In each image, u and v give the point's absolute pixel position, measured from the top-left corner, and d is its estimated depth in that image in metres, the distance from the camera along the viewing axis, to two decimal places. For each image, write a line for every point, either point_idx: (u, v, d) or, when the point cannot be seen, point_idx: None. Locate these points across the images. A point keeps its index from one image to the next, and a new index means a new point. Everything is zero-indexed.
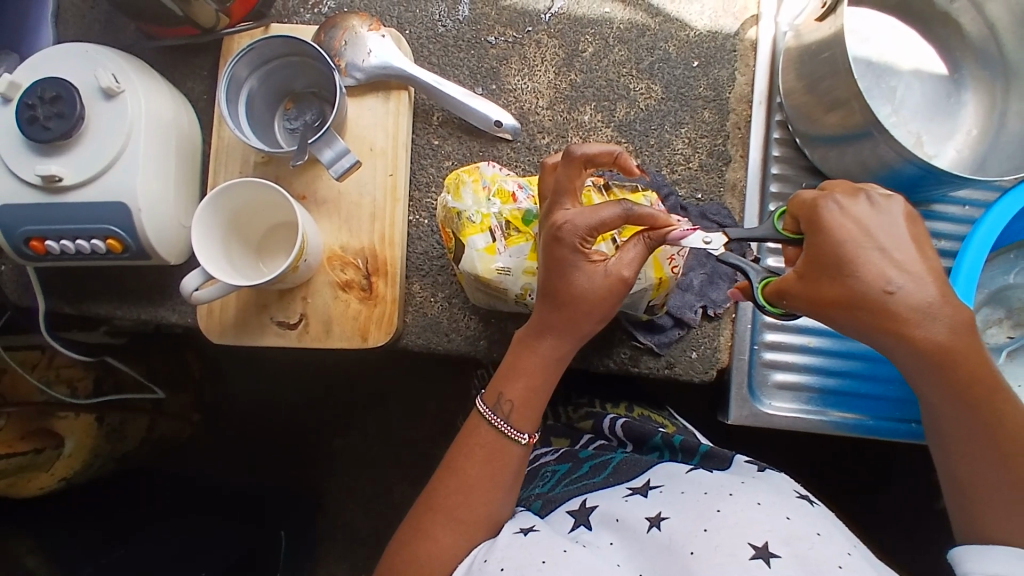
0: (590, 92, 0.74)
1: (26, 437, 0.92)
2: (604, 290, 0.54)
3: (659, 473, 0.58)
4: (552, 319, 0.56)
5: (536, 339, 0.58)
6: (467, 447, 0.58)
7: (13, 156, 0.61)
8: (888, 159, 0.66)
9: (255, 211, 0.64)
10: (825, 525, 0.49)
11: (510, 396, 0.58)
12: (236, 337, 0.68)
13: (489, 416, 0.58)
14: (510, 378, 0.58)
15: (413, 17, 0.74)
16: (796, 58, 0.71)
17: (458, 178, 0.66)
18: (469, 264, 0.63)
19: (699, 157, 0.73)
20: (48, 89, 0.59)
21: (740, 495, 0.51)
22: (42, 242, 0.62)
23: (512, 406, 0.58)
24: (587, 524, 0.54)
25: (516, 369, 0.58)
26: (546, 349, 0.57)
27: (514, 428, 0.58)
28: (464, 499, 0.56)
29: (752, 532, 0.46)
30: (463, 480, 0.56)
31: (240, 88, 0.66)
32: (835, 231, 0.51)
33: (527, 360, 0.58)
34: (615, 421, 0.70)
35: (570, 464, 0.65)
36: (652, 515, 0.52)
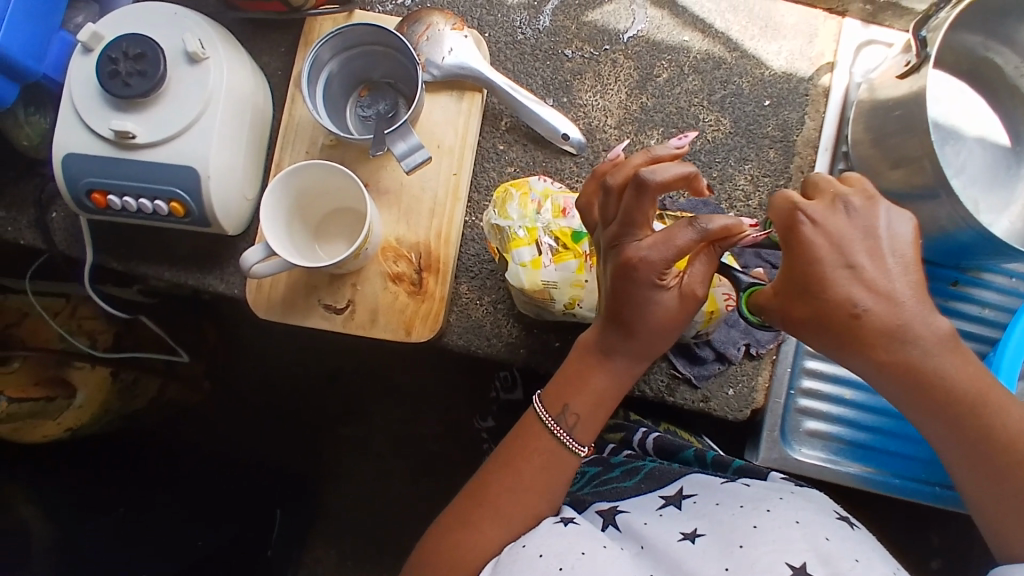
0: (659, 117, 0.74)
1: (40, 384, 0.93)
2: (683, 311, 0.54)
3: (693, 480, 0.59)
4: (625, 342, 0.56)
5: (606, 359, 0.57)
6: (524, 446, 0.58)
7: (88, 108, 0.61)
8: (946, 223, 0.66)
9: (322, 191, 0.64)
10: (866, 552, 0.49)
11: (576, 409, 0.58)
12: (282, 315, 0.67)
13: (552, 425, 0.58)
14: (574, 390, 0.58)
15: (493, 21, 0.75)
16: (868, 111, 0.71)
17: (504, 194, 0.67)
18: (516, 278, 0.64)
19: (760, 196, 0.73)
20: (132, 45, 0.59)
21: (778, 512, 0.51)
22: (105, 196, 0.62)
23: (579, 419, 0.57)
24: (615, 525, 0.56)
25: (584, 383, 0.58)
26: (617, 368, 0.57)
27: (576, 440, 0.58)
28: (517, 497, 0.56)
29: (791, 552, 0.47)
30: (516, 479, 0.56)
31: (320, 70, 0.66)
32: (807, 248, 0.50)
33: (594, 377, 0.58)
34: (648, 435, 0.72)
35: (598, 467, 0.67)
36: (687, 529, 0.53)
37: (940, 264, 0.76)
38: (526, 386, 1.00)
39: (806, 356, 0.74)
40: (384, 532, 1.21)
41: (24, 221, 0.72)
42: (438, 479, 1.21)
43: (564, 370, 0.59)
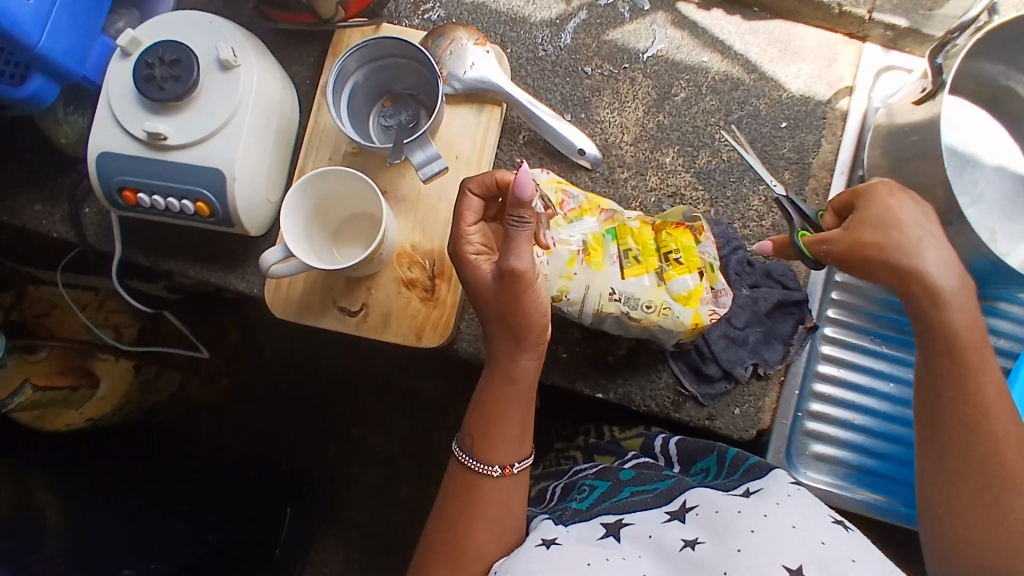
0: (675, 135, 0.75)
1: (66, 373, 0.95)
2: (533, 289, 0.56)
3: (694, 494, 0.58)
4: (511, 344, 0.58)
5: (500, 368, 0.59)
6: (465, 491, 0.58)
7: (124, 109, 0.63)
8: (962, 250, 0.66)
9: (339, 199, 0.66)
10: (863, 550, 0.49)
11: (469, 430, 0.60)
12: (298, 316, 0.69)
13: (462, 456, 0.60)
14: (482, 419, 0.59)
15: (515, 37, 0.76)
16: (885, 137, 0.72)
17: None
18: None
19: (773, 217, 0.73)
20: (168, 52, 0.62)
21: (775, 517, 0.51)
22: (135, 193, 0.65)
23: (472, 439, 0.59)
24: (616, 536, 0.54)
25: (489, 404, 0.59)
26: (513, 370, 0.59)
27: (482, 462, 0.59)
28: (465, 531, 0.56)
29: (787, 554, 0.47)
30: (455, 515, 0.58)
31: (345, 80, 0.68)
32: (877, 212, 0.58)
33: (495, 389, 0.59)
34: (668, 441, 0.72)
35: (609, 482, 0.66)
36: (687, 537, 0.52)
37: None
38: None
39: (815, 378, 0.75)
40: (389, 536, 1.22)
41: (58, 215, 0.75)
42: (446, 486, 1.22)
43: (472, 404, 0.60)
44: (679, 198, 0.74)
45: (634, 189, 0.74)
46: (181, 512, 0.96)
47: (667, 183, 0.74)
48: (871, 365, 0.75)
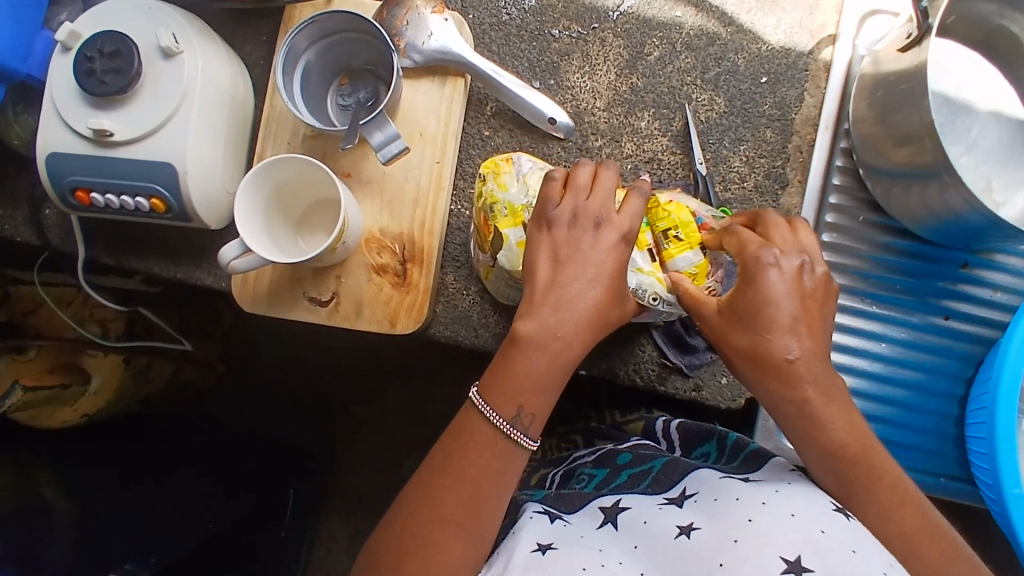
0: (650, 97, 0.71)
1: (55, 371, 0.95)
2: (619, 275, 0.55)
3: (693, 479, 0.56)
4: (568, 318, 0.54)
5: (546, 338, 0.54)
6: (466, 453, 0.54)
7: (67, 106, 0.61)
8: (954, 205, 0.63)
9: (299, 187, 0.64)
10: (860, 537, 0.47)
11: (530, 409, 0.54)
12: (268, 308, 0.67)
13: (501, 424, 0.53)
14: (505, 380, 0.54)
15: (477, 2, 0.72)
16: (871, 86, 0.68)
17: (490, 169, 0.63)
18: (508, 260, 0.61)
19: (756, 177, 0.70)
20: (107, 42, 0.59)
21: (773, 504, 0.49)
22: (88, 193, 0.62)
23: (533, 419, 0.54)
24: (614, 523, 0.54)
25: (528, 375, 0.54)
26: (562, 352, 0.54)
27: (527, 437, 0.54)
28: (471, 491, 0.52)
29: (785, 545, 0.45)
30: (460, 473, 0.53)
31: (297, 59, 0.65)
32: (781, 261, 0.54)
33: (543, 366, 0.54)
34: (670, 424, 0.70)
35: (607, 469, 0.64)
36: (683, 523, 0.51)
37: (948, 247, 0.73)
38: None
39: None
40: (393, 512, 1.23)
41: (19, 218, 0.73)
42: None
43: (499, 361, 0.55)
44: (656, 164, 0.70)
45: (609, 157, 0.71)
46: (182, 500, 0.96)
47: (643, 149, 0.71)
48: (863, 327, 0.74)
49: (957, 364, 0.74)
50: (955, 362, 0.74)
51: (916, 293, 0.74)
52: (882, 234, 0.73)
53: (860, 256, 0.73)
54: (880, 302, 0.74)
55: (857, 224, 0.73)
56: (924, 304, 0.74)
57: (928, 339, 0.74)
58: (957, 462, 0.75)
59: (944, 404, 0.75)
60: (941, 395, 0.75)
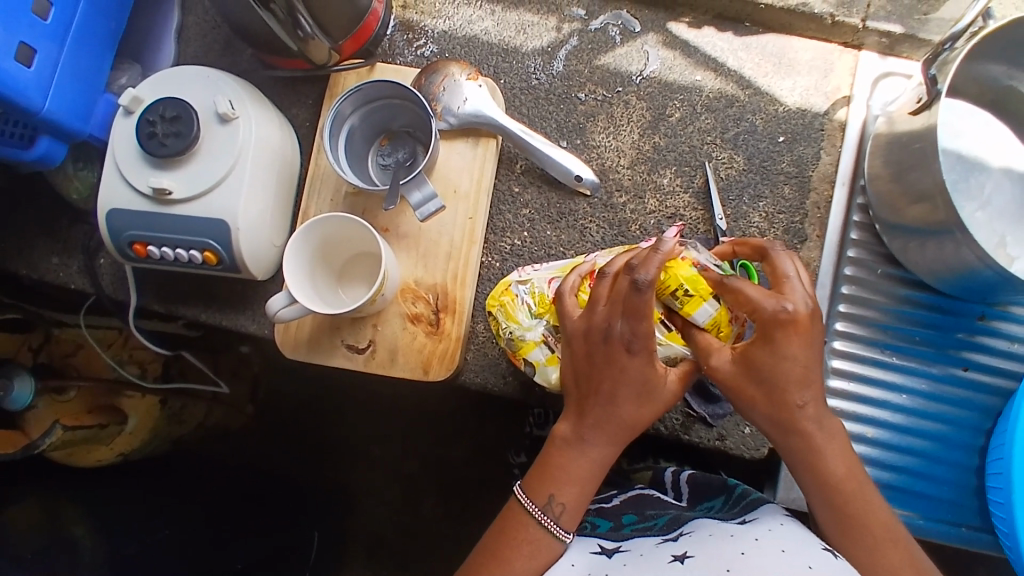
0: (672, 156, 0.75)
1: (94, 412, 0.98)
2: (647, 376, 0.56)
3: (692, 525, 0.58)
4: (597, 421, 0.57)
5: (578, 440, 0.58)
6: (507, 533, 0.57)
7: (128, 166, 0.65)
8: (968, 260, 0.65)
9: (341, 242, 0.68)
10: (845, 570, 0.48)
11: (562, 499, 0.57)
12: (307, 355, 0.71)
13: (538, 515, 0.56)
14: (545, 471, 0.58)
15: (508, 68, 0.77)
16: (885, 145, 0.71)
17: (496, 306, 0.67)
18: (544, 378, 0.65)
19: (775, 232, 0.73)
20: (169, 108, 0.64)
21: (764, 540, 0.52)
22: (145, 247, 0.67)
23: (565, 509, 0.56)
24: (609, 554, 0.56)
25: (561, 471, 0.57)
26: (593, 452, 0.57)
27: (562, 527, 0.56)
28: (509, 567, 0.55)
29: (774, 572, 0.47)
30: (503, 550, 0.56)
31: (342, 123, 0.69)
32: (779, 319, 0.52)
33: (575, 465, 0.57)
34: (680, 476, 0.72)
35: (611, 522, 0.64)
36: (677, 552, 0.53)
37: (965, 299, 0.74)
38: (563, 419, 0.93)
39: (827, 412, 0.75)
40: (414, 554, 1.24)
41: (75, 266, 0.78)
42: (468, 504, 1.23)
43: (542, 459, 0.59)
44: (678, 219, 0.74)
45: (633, 213, 0.74)
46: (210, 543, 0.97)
47: (666, 205, 0.74)
48: (883, 378, 0.75)
49: (977, 416, 0.75)
50: (975, 413, 0.75)
51: (935, 345, 0.75)
52: (900, 287, 0.75)
53: (878, 308, 0.75)
54: (900, 354, 0.75)
55: (874, 277, 0.75)
56: (943, 356, 0.75)
57: (948, 390, 0.75)
58: (978, 513, 0.75)
59: (965, 455, 0.75)
60: (961, 445, 0.75)
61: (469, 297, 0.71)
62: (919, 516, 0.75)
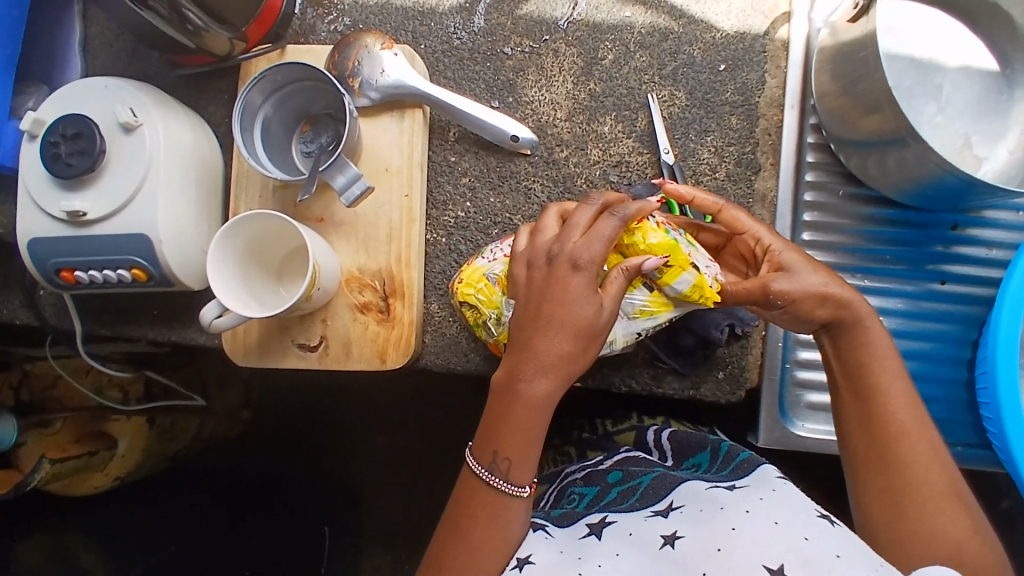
0: (610, 101, 0.71)
1: (81, 440, 0.97)
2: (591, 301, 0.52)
3: (681, 493, 0.56)
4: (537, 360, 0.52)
5: (515, 384, 0.53)
6: (464, 506, 0.55)
7: (40, 192, 0.62)
8: (929, 167, 0.61)
9: (274, 239, 0.65)
10: (848, 542, 0.46)
11: (506, 453, 0.53)
12: (260, 360, 0.68)
13: (486, 476, 0.54)
14: (485, 429, 0.54)
15: (427, 32, 0.73)
16: (831, 58, 0.67)
17: (472, 293, 0.62)
18: None
19: (726, 166, 0.70)
20: (69, 125, 0.60)
21: (757, 511, 0.49)
22: (72, 272, 0.64)
23: (510, 463, 0.53)
24: (598, 535, 0.54)
25: (505, 424, 0.53)
26: (535, 392, 0.53)
27: (514, 484, 0.54)
28: (474, 541, 0.53)
29: (768, 553, 0.45)
30: (467, 526, 0.54)
31: (255, 115, 0.66)
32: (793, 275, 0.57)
33: (517, 409, 0.53)
34: (661, 435, 0.71)
35: (598, 487, 0.63)
36: (667, 532, 0.51)
37: (935, 210, 0.71)
38: None
39: (797, 346, 0.72)
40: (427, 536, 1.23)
41: (16, 302, 0.75)
42: None
43: (488, 415, 0.55)
44: (624, 167, 0.70)
45: (576, 166, 0.71)
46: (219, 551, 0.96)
47: (610, 154, 0.70)
48: None
49: (961, 329, 0.72)
50: (958, 326, 0.72)
51: (909, 262, 0.72)
52: (865, 206, 0.72)
53: (846, 232, 0.72)
54: (873, 275, 0.72)
55: (836, 198, 0.72)
56: (918, 271, 0.72)
57: (927, 306, 0.72)
58: (972, 429, 0.73)
59: (952, 371, 0.73)
60: (948, 361, 0.73)
61: (417, 279, 0.68)
62: None
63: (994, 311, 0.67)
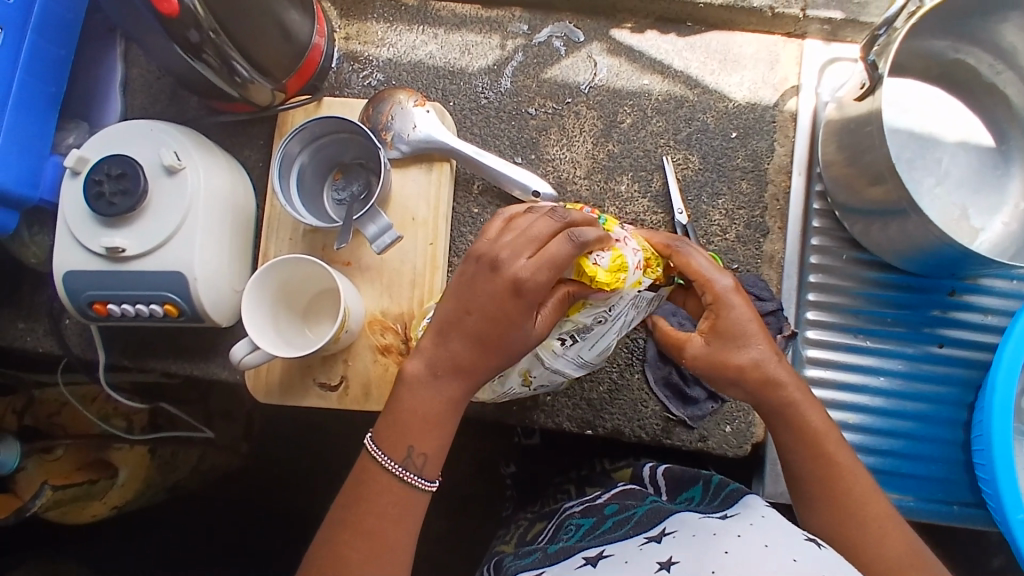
0: (627, 162, 0.75)
1: (82, 468, 0.96)
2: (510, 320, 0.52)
3: (673, 520, 0.57)
4: (444, 350, 0.54)
5: (431, 377, 0.55)
6: (372, 500, 0.54)
7: (79, 227, 0.64)
8: (928, 237, 0.65)
9: (301, 281, 0.67)
10: (833, 565, 0.48)
11: (422, 449, 0.55)
12: (280, 397, 0.70)
13: (388, 462, 0.55)
14: (395, 423, 0.55)
15: (457, 90, 0.77)
16: (837, 130, 0.71)
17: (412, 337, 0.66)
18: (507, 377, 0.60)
19: (736, 229, 0.73)
20: (114, 165, 0.63)
21: (748, 537, 0.50)
22: (105, 305, 0.66)
23: (426, 460, 0.55)
24: (595, 565, 0.54)
25: (416, 416, 0.55)
26: (441, 393, 0.55)
27: (426, 479, 0.55)
28: (380, 544, 0.53)
29: (761, 571, 0.46)
30: (368, 525, 0.53)
31: (292, 163, 0.69)
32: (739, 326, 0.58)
33: (420, 401, 0.55)
34: (655, 470, 0.72)
35: (594, 519, 0.64)
36: (663, 559, 0.51)
37: (933, 276, 0.75)
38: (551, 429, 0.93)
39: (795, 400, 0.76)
40: None
41: (41, 329, 0.77)
42: None
43: (397, 406, 0.55)
44: (640, 224, 0.73)
45: None
46: None
47: (626, 211, 0.74)
48: (858, 362, 0.75)
49: (958, 391, 0.75)
50: (956, 389, 0.75)
51: (908, 324, 0.75)
52: (867, 271, 0.75)
53: (849, 294, 0.75)
54: (873, 336, 0.75)
55: (841, 262, 0.75)
56: (917, 334, 0.75)
57: (926, 368, 0.75)
58: (969, 489, 0.75)
59: (950, 431, 0.75)
60: (946, 422, 0.75)
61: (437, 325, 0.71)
62: (910, 496, 0.75)
63: (988, 375, 0.70)
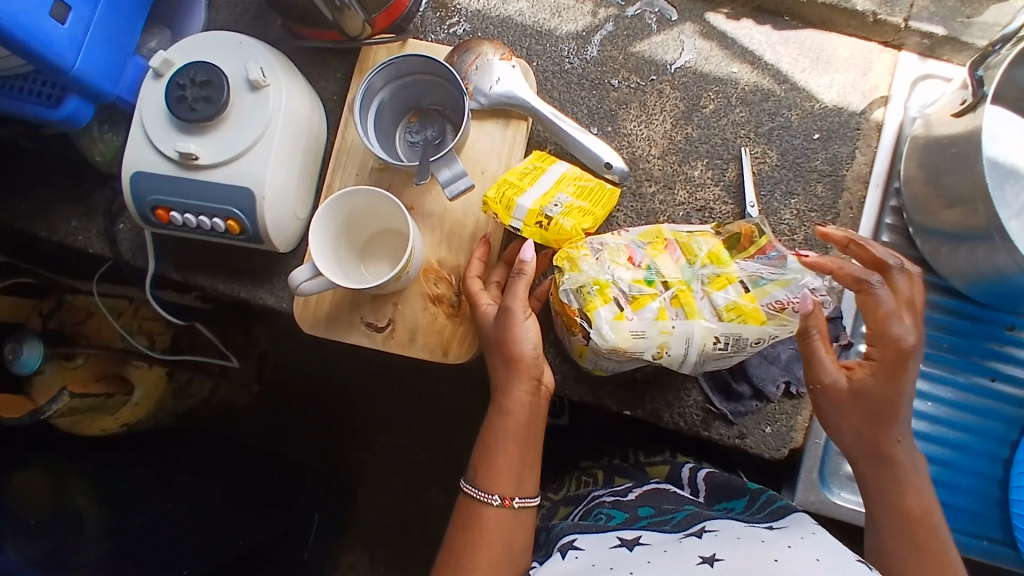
0: (704, 147, 0.73)
1: (101, 380, 0.88)
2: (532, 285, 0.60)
3: (715, 523, 0.56)
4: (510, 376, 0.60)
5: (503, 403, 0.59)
6: (466, 531, 0.57)
7: (155, 130, 0.64)
8: (1001, 264, 0.63)
9: (369, 216, 0.66)
10: None
11: (503, 468, 0.58)
12: (326, 330, 0.70)
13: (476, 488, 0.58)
14: (482, 456, 0.59)
15: (541, 51, 0.76)
16: (922, 147, 0.70)
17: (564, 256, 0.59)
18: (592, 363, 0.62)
19: (805, 230, 0.71)
20: (199, 72, 0.63)
21: (797, 548, 0.50)
22: (168, 212, 0.66)
23: (508, 476, 0.58)
24: (630, 548, 0.54)
25: (495, 440, 0.59)
26: (514, 412, 0.59)
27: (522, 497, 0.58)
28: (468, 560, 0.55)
29: None
30: (467, 549, 0.56)
31: (373, 97, 0.68)
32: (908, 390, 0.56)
33: (500, 427, 0.59)
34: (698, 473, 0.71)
35: (627, 515, 0.63)
36: (705, 553, 0.51)
37: (995, 308, 0.73)
38: (577, 410, 0.92)
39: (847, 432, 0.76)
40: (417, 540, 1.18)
41: (94, 229, 0.77)
42: None
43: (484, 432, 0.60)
44: (708, 212, 0.72)
45: (662, 203, 0.72)
46: (224, 510, 0.92)
47: (696, 197, 0.72)
48: None
49: (1003, 427, 0.74)
50: (1000, 425, 0.74)
51: (962, 353, 0.74)
52: (930, 293, 0.74)
53: None
54: (927, 360, 0.74)
55: None
56: (970, 364, 0.74)
57: (974, 400, 0.74)
58: (999, 526, 0.75)
59: (988, 466, 0.74)
60: (984, 456, 0.74)
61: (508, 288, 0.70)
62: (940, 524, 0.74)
63: None
